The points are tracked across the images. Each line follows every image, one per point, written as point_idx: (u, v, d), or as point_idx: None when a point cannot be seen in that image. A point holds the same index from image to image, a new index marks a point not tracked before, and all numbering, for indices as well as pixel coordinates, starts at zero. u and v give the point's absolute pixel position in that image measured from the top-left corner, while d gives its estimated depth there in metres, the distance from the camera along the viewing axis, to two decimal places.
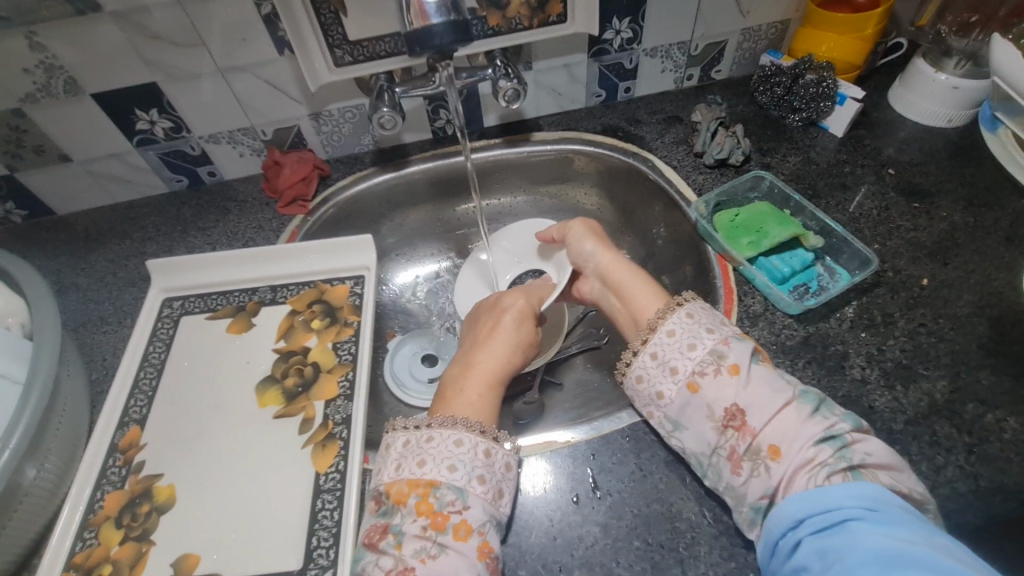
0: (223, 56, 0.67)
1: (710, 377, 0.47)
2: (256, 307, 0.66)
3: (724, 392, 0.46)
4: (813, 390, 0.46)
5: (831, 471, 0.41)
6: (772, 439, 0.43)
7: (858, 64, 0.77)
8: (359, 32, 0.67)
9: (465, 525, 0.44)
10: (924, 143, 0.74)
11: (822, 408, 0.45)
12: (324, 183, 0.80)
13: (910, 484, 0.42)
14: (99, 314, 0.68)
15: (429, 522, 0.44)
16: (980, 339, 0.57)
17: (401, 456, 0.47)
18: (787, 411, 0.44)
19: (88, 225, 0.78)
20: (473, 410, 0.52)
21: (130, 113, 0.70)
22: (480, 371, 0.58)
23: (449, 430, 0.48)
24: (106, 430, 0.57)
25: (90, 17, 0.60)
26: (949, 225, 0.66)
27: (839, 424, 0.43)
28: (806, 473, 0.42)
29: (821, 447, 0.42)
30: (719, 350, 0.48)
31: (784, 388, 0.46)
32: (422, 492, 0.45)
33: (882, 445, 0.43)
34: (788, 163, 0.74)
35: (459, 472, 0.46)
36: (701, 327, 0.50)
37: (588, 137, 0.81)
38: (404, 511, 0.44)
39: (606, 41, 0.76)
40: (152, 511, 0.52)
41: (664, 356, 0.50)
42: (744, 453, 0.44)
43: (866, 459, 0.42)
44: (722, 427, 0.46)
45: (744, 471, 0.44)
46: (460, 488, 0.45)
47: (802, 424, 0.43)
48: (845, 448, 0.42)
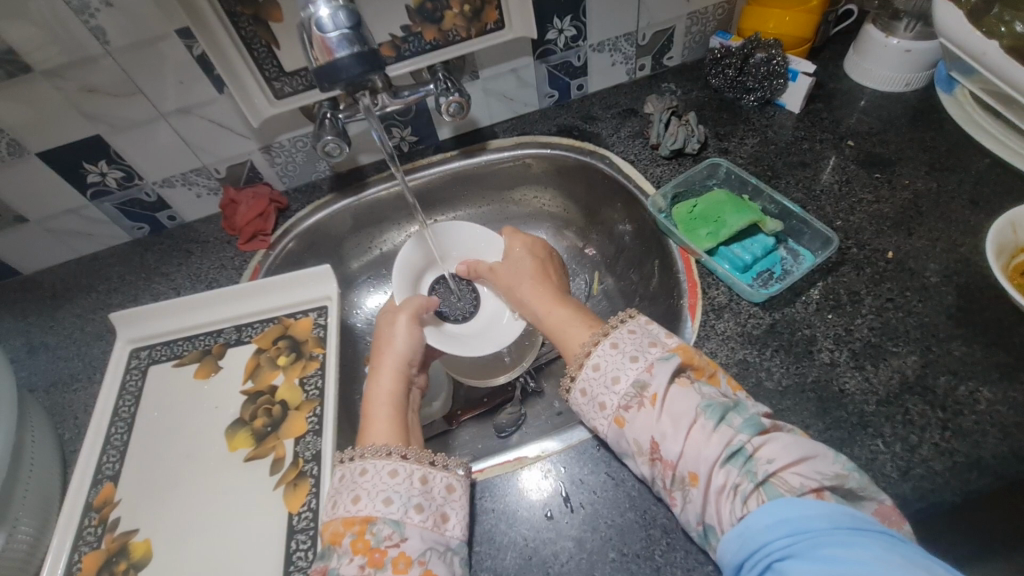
0: (164, 102, 0.66)
1: (633, 412, 0.46)
2: (222, 349, 0.66)
3: (643, 425, 0.46)
4: (719, 402, 0.45)
5: (745, 496, 0.40)
6: (689, 467, 0.43)
7: (810, 36, 0.75)
8: (294, 62, 0.67)
9: (404, 557, 0.43)
10: (884, 110, 0.73)
11: (723, 419, 0.43)
12: (284, 215, 0.79)
13: (826, 469, 0.40)
14: (69, 372, 0.68)
15: (366, 560, 0.42)
16: (948, 309, 0.55)
17: (336, 491, 0.47)
18: (692, 432, 0.44)
19: (55, 282, 0.78)
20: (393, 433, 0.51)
21: (79, 167, 0.70)
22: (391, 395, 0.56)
23: (381, 460, 0.47)
24: (80, 490, 0.57)
25: (21, 78, 0.60)
26: (912, 194, 0.65)
27: (739, 435, 0.42)
28: (727, 499, 0.41)
29: (728, 468, 0.41)
30: (641, 380, 0.47)
31: (687, 407, 0.45)
32: (358, 529, 0.44)
33: (790, 441, 0.42)
34: (746, 145, 0.73)
35: (394, 505, 0.45)
36: (624, 357, 0.49)
37: (544, 140, 0.80)
38: (340, 551, 0.43)
39: (550, 42, 0.74)
40: (129, 568, 0.51)
41: (593, 393, 0.49)
42: (673, 484, 0.44)
43: (771, 468, 0.40)
44: (650, 461, 0.46)
45: (679, 501, 0.44)
46: (397, 521, 0.44)
47: (705, 442, 0.43)
48: (749, 462, 0.41)
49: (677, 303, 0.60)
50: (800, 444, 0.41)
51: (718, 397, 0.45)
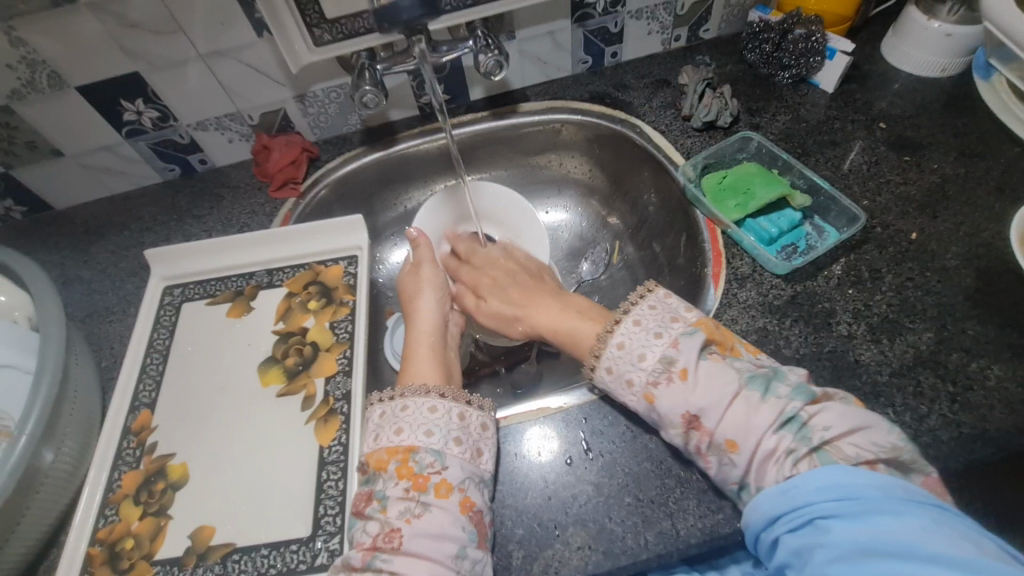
0: (202, 41, 0.67)
1: (662, 387, 0.47)
2: (254, 290, 0.68)
3: (679, 400, 0.46)
4: (762, 373, 0.47)
5: (797, 458, 0.42)
6: (728, 434, 0.45)
7: (850, 15, 0.75)
8: (336, 10, 0.66)
9: (445, 483, 0.46)
10: (917, 94, 0.73)
11: (770, 390, 0.45)
12: (314, 165, 0.80)
13: (883, 440, 0.43)
14: (104, 305, 0.70)
15: (411, 483, 0.45)
16: (966, 290, 0.57)
17: (378, 426, 0.50)
18: (737, 403, 0.45)
19: (88, 219, 0.79)
20: (436, 374, 0.55)
21: (116, 105, 0.70)
22: (422, 339, 0.60)
23: (422, 397, 0.50)
24: (119, 415, 0.59)
25: (66, 8, 0.60)
26: (940, 178, 0.65)
27: (791, 404, 0.44)
28: (773, 462, 0.43)
29: (781, 434, 0.43)
30: (668, 356, 0.48)
31: (732, 379, 0.46)
32: (402, 457, 0.47)
33: (842, 410, 0.44)
34: (777, 122, 0.73)
35: (435, 436, 0.48)
36: (649, 334, 0.50)
37: (575, 106, 0.81)
38: (386, 476, 0.46)
39: (590, 5, 0.74)
40: (167, 488, 0.54)
41: (618, 370, 0.50)
42: (708, 450, 0.46)
43: (828, 434, 0.43)
44: (684, 431, 0.47)
45: (712, 464, 0.46)
46: (438, 451, 0.47)
47: (755, 412, 0.44)
48: (803, 428, 0.43)
49: (700, 270, 0.62)
50: (854, 414, 0.44)
51: (755, 368, 0.48)
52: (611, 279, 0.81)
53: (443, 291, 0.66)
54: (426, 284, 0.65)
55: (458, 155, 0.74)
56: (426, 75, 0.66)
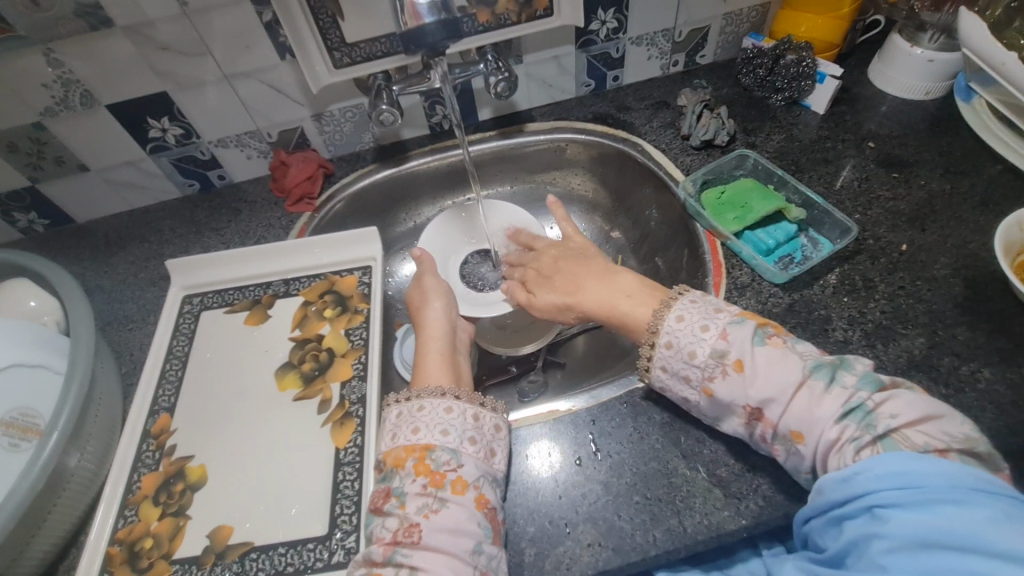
0: (228, 63, 0.70)
1: (719, 381, 0.49)
2: (271, 299, 0.70)
3: (737, 391, 0.48)
4: (826, 362, 0.47)
5: (860, 446, 0.43)
6: (793, 425, 0.46)
7: (837, 42, 0.79)
8: (355, 34, 0.70)
9: (461, 480, 0.47)
10: (904, 116, 0.77)
11: (836, 379, 0.46)
12: (329, 180, 0.83)
13: (954, 430, 0.43)
14: (124, 313, 0.72)
15: (428, 480, 0.47)
16: (956, 298, 0.60)
17: (394, 426, 0.51)
18: (802, 393, 0.46)
19: (108, 231, 0.82)
20: (446, 377, 0.57)
21: (143, 122, 0.74)
22: (433, 343, 0.62)
23: (438, 398, 0.52)
24: (139, 418, 0.61)
25: (103, 32, 0.64)
26: (928, 193, 0.69)
27: (858, 393, 0.45)
28: (836, 452, 0.44)
29: (844, 424, 0.44)
30: (719, 349, 0.49)
31: (795, 368, 0.47)
32: (419, 455, 0.48)
33: (912, 399, 0.44)
34: (772, 141, 0.77)
35: (451, 435, 0.49)
36: (695, 328, 0.51)
37: (579, 126, 0.84)
38: (403, 473, 0.48)
39: (593, 32, 0.79)
40: (186, 489, 0.56)
41: (673, 369, 0.52)
42: (774, 439, 0.47)
43: (894, 423, 0.43)
44: (747, 421, 0.48)
45: (782, 453, 0.47)
46: (454, 450, 0.49)
47: (818, 403, 0.45)
48: (868, 417, 0.44)
49: (701, 279, 0.65)
50: (923, 403, 0.44)
51: (818, 357, 0.48)
52: None
53: (450, 298, 0.67)
54: (433, 292, 0.67)
55: (473, 170, 0.78)
56: (446, 95, 0.70)
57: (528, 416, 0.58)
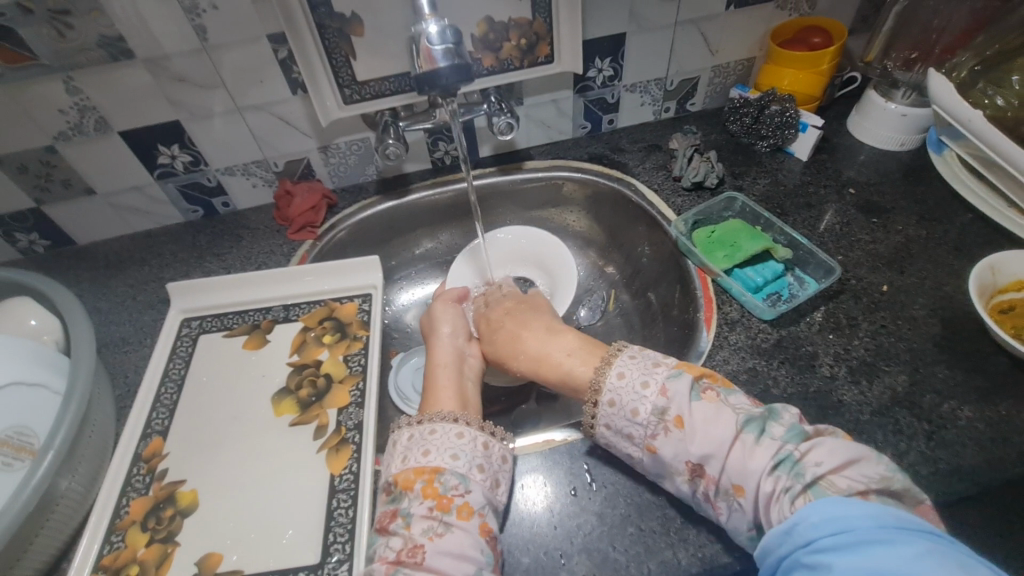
0: (241, 96, 0.73)
1: (662, 439, 0.49)
2: (270, 324, 0.71)
3: (679, 448, 0.48)
4: (756, 415, 0.47)
5: (794, 496, 0.42)
6: (734, 480, 0.45)
7: (818, 95, 0.85)
8: (366, 73, 0.74)
9: (467, 506, 0.48)
10: (881, 165, 0.82)
11: (766, 431, 0.46)
12: (332, 211, 0.86)
13: (873, 472, 0.43)
14: (120, 335, 0.73)
15: (435, 503, 0.47)
16: (935, 337, 0.62)
17: (406, 448, 0.52)
18: (736, 446, 0.46)
19: (108, 254, 0.83)
20: (455, 400, 0.58)
21: (153, 149, 0.76)
22: (442, 366, 0.63)
23: (449, 423, 0.52)
24: (130, 441, 0.60)
25: (123, 63, 0.66)
26: (905, 238, 0.73)
27: (785, 444, 0.45)
28: (776, 503, 0.43)
29: (777, 475, 0.44)
30: (659, 406, 0.49)
31: (727, 424, 0.47)
32: (428, 478, 0.49)
33: (835, 445, 0.44)
34: (758, 185, 0.81)
35: (461, 460, 0.50)
36: (635, 384, 0.51)
37: (575, 165, 0.88)
38: (412, 494, 0.48)
39: (590, 79, 0.83)
40: (176, 515, 0.55)
41: (616, 426, 0.51)
42: (717, 496, 0.47)
43: (819, 470, 0.43)
44: (690, 479, 0.48)
45: (724, 510, 0.47)
46: (463, 475, 0.49)
47: (750, 454, 0.45)
48: (795, 466, 0.43)
49: (693, 314, 0.67)
50: (844, 447, 0.44)
51: (749, 411, 0.48)
52: (608, 325, 0.86)
53: (460, 324, 0.69)
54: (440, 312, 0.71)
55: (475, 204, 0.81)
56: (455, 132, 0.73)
57: (546, 442, 0.58)
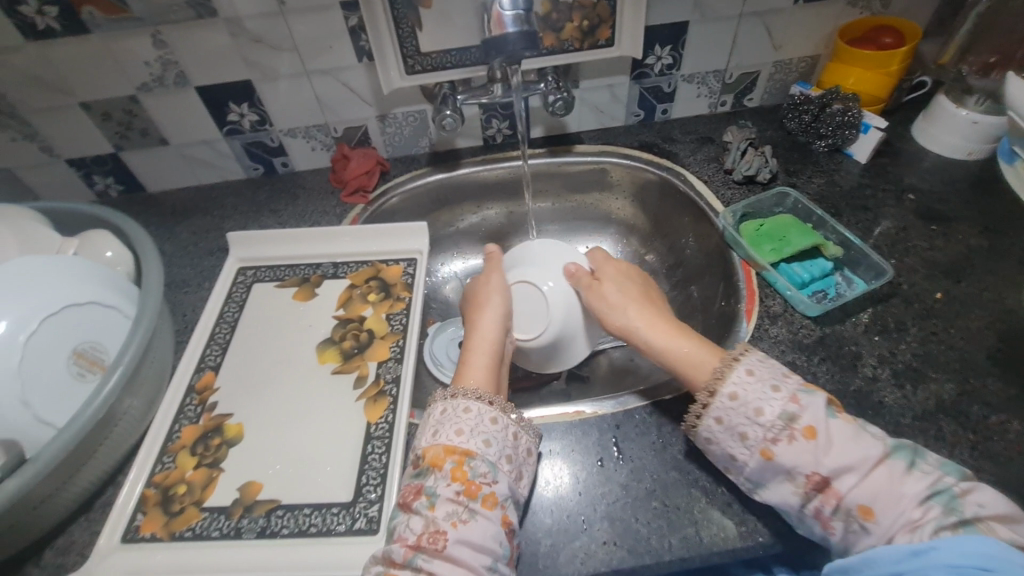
0: (310, 60, 0.76)
1: (784, 444, 0.47)
2: (319, 279, 0.74)
3: (805, 458, 0.46)
4: (907, 444, 0.47)
5: (944, 531, 0.42)
6: (862, 501, 0.44)
7: (883, 97, 0.83)
8: (430, 45, 0.75)
9: (492, 497, 0.49)
10: (944, 173, 0.79)
11: (918, 463, 0.46)
12: (384, 178, 0.88)
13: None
14: (182, 277, 0.77)
15: (462, 488, 0.49)
16: (989, 349, 0.60)
17: (437, 422, 0.54)
18: (879, 470, 0.45)
19: (175, 203, 0.88)
20: (486, 381, 0.60)
21: (225, 106, 0.80)
22: (481, 347, 0.64)
23: (468, 401, 0.54)
24: (185, 374, 0.64)
25: (206, 21, 0.70)
26: (965, 247, 0.70)
27: (944, 478, 0.44)
28: (907, 533, 0.43)
29: (930, 505, 0.43)
30: (789, 412, 0.48)
31: (875, 445, 0.46)
32: (458, 460, 0.50)
33: (994, 493, 0.44)
34: (813, 183, 0.79)
35: (492, 447, 0.51)
36: (767, 387, 0.50)
37: (626, 152, 0.88)
38: (440, 473, 0.50)
39: (648, 66, 0.83)
40: (222, 444, 0.59)
41: (730, 423, 0.50)
42: (831, 515, 0.45)
43: (981, 511, 0.43)
44: (805, 492, 0.46)
45: (835, 530, 0.46)
46: (492, 463, 0.50)
47: (905, 483, 0.44)
48: (953, 500, 0.43)
49: (734, 304, 0.67)
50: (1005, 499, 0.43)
51: (894, 439, 0.48)
52: None
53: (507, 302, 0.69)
54: (609, 271, 0.70)
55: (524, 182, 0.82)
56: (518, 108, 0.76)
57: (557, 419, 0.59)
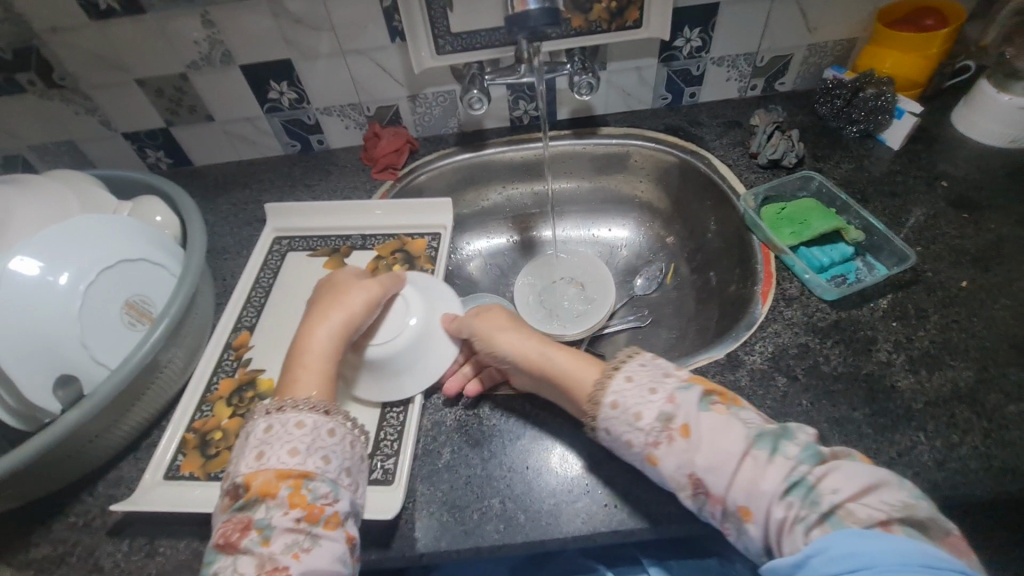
0: (346, 40, 0.80)
1: (665, 447, 0.47)
2: (348, 250, 0.78)
3: (683, 459, 0.46)
4: (769, 430, 0.46)
5: (810, 526, 0.41)
6: (741, 501, 0.44)
7: (921, 82, 0.80)
8: (460, 25, 0.77)
9: (336, 516, 0.46)
10: (982, 161, 0.77)
11: (779, 449, 0.45)
12: (413, 156, 0.92)
13: (894, 499, 0.41)
14: (222, 245, 0.82)
15: (302, 514, 0.45)
16: (1013, 339, 0.59)
17: (262, 443, 0.49)
18: (745, 463, 0.44)
19: (218, 176, 0.93)
20: (319, 390, 0.53)
21: (266, 84, 0.84)
22: (315, 353, 0.56)
23: (294, 412, 0.50)
24: (223, 332, 0.69)
25: (250, 2, 0.74)
26: (997, 236, 0.68)
27: (799, 467, 0.43)
28: (789, 533, 0.42)
29: (788, 501, 0.42)
30: (666, 412, 0.48)
31: (737, 438, 0.46)
32: (293, 484, 0.46)
33: (850, 472, 0.43)
34: (841, 169, 0.78)
35: (331, 464, 0.48)
36: (642, 389, 0.49)
37: (651, 135, 0.89)
38: (273, 503, 0.45)
39: (676, 48, 0.83)
40: (255, 396, 0.63)
41: (618, 432, 0.49)
42: (724, 518, 0.45)
43: (835, 499, 0.41)
44: (693, 496, 0.46)
45: (732, 532, 0.45)
46: (333, 481, 0.48)
47: (763, 474, 0.44)
48: (809, 491, 0.42)
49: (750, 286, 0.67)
50: (864, 474, 0.43)
51: (760, 426, 0.47)
52: (663, 297, 0.87)
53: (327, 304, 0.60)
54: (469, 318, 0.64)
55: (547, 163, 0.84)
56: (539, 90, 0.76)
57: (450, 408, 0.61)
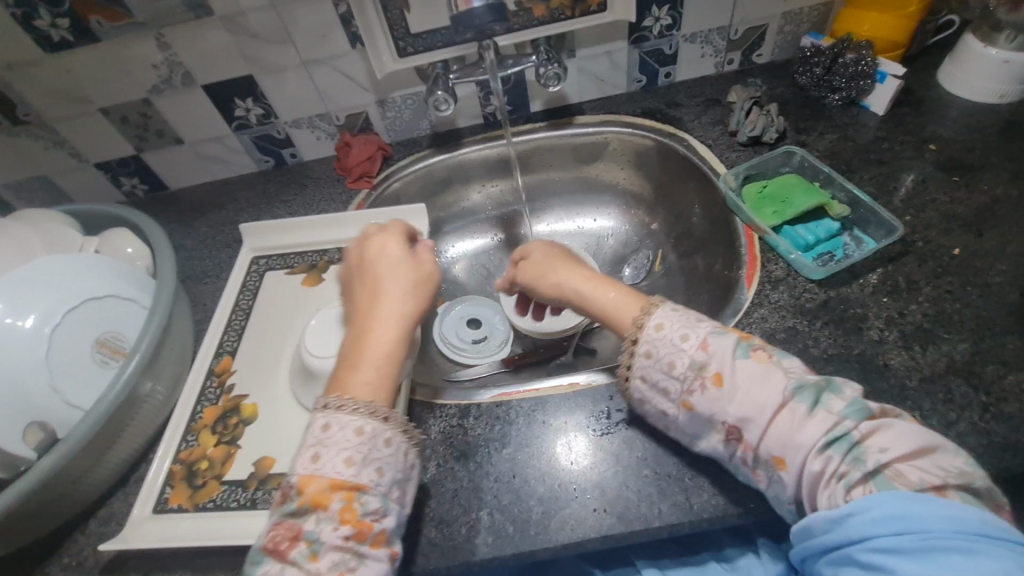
0: (307, 51, 0.78)
1: (698, 395, 0.47)
2: (326, 265, 0.77)
3: (715, 406, 0.46)
4: (811, 383, 0.44)
5: (851, 484, 0.40)
6: (774, 450, 0.43)
7: (902, 42, 0.77)
8: (419, 26, 0.76)
9: (383, 534, 0.44)
10: (972, 120, 0.74)
11: (821, 403, 0.43)
12: (387, 162, 0.90)
13: (950, 465, 0.40)
14: (201, 269, 0.82)
15: (352, 532, 0.42)
16: (1010, 306, 0.57)
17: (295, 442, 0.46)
18: (784, 413, 0.43)
19: (194, 199, 0.93)
20: (375, 385, 0.48)
21: (231, 102, 0.83)
22: (375, 342, 0.51)
23: (349, 415, 0.46)
24: (204, 359, 0.69)
25: (204, 21, 0.73)
26: (990, 198, 0.66)
27: (844, 423, 0.42)
28: (825, 486, 0.41)
29: (828, 455, 0.41)
30: (699, 360, 0.47)
31: (776, 389, 0.44)
32: (347, 497, 0.43)
33: (904, 432, 0.41)
34: (824, 140, 0.75)
35: (385, 475, 0.45)
36: (675, 338, 0.49)
37: (627, 120, 0.86)
38: (325, 515, 0.42)
39: (646, 29, 0.80)
40: (239, 422, 0.63)
41: (652, 380, 0.49)
42: (754, 463, 0.45)
43: (884, 458, 0.40)
44: (725, 439, 0.46)
45: (762, 479, 0.45)
46: (383, 496, 0.45)
47: (800, 427, 0.42)
48: (855, 450, 0.41)
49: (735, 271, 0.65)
50: (917, 436, 0.41)
51: (801, 377, 0.45)
52: (652, 285, 0.85)
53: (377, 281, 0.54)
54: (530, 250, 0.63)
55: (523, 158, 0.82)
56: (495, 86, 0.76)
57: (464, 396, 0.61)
